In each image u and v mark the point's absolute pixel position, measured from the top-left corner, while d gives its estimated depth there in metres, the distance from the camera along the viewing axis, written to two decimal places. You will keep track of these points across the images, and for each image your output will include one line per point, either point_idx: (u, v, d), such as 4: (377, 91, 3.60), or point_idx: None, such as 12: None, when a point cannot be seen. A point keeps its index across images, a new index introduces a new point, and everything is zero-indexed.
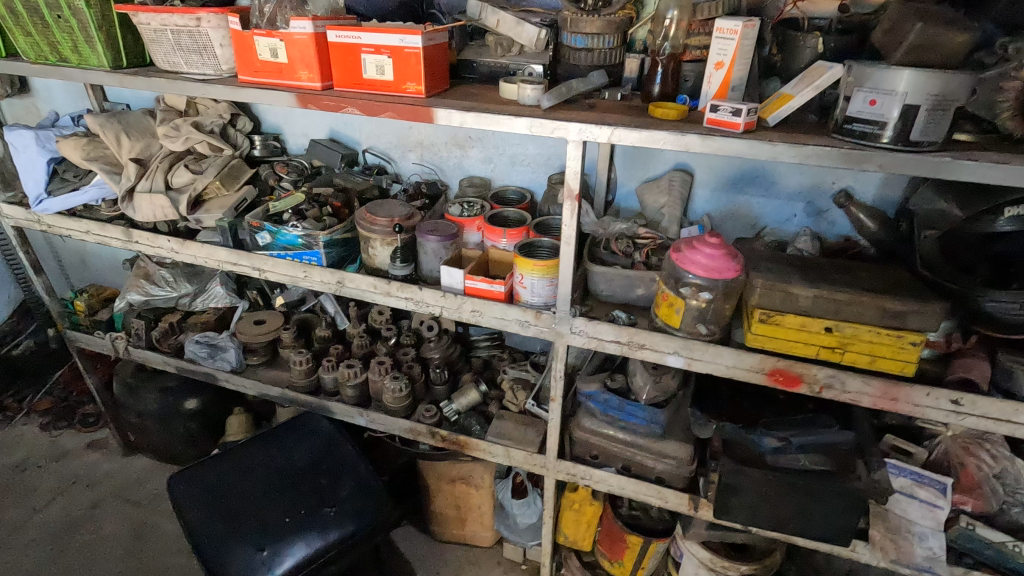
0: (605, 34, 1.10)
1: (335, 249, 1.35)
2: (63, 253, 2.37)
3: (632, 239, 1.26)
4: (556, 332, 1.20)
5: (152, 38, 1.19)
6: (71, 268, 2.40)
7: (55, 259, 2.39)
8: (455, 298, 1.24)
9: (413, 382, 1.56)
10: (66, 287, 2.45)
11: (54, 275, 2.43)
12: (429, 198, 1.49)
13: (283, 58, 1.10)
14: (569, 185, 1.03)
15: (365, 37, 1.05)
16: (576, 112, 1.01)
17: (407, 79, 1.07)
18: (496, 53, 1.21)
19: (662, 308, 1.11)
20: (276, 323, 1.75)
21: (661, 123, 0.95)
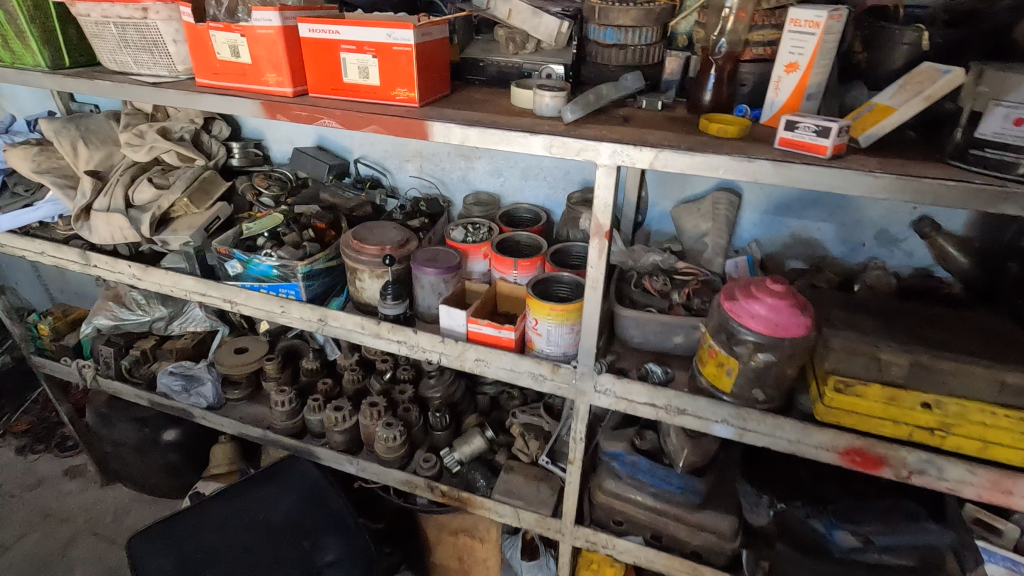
0: (642, 27, 0.89)
1: (317, 280, 1.15)
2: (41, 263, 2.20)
3: (668, 276, 1.05)
4: (578, 389, 0.99)
5: (95, 33, 1.00)
6: (49, 279, 2.24)
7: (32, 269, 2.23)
8: (456, 345, 1.04)
9: (410, 427, 1.36)
10: (44, 299, 2.28)
11: (31, 287, 2.26)
12: (428, 217, 1.30)
13: (246, 57, 0.90)
14: (598, 221, 0.81)
15: (345, 31, 0.85)
16: (607, 127, 0.80)
17: (396, 83, 0.86)
18: (507, 50, 0.99)
19: (708, 366, 0.91)
20: (259, 352, 1.55)
21: (718, 143, 0.74)
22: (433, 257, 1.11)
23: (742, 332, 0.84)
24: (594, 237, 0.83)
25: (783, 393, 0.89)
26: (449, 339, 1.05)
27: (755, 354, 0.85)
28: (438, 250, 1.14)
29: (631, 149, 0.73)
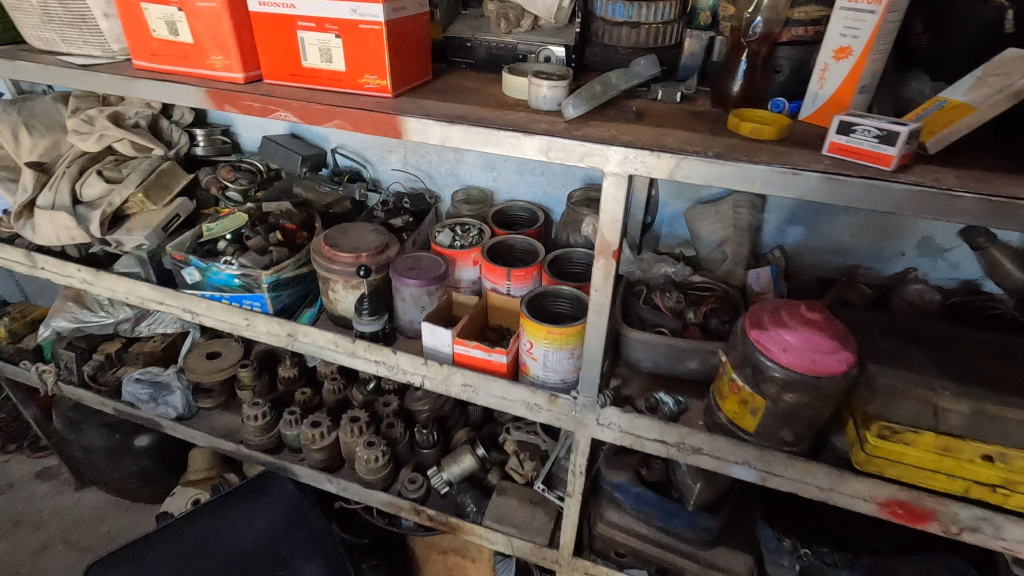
0: (659, 2, 0.74)
1: (285, 290, 1.02)
2: None
3: (682, 290, 0.92)
4: (578, 422, 0.87)
5: (15, 5, 0.85)
6: None
7: None
8: (441, 368, 0.92)
9: (394, 445, 1.25)
10: None
11: None
12: (413, 216, 1.16)
13: (186, 36, 0.76)
14: (603, 237, 0.67)
15: (302, 5, 0.70)
16: (617, 125, 0.66)
17: (365, 69, 0.72)
18: (499, 29, 0.84)
19: (728, 401, 0.79)
20: (233, 358, 1.44)
21: (753, 147, 0.60)
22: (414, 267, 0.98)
23: (767, 367, 0.72)
24: (599, 256, 0.69)
25: (815, 433, 0.77)
26: (432, 360, 0.94)
27: (784, 392, 0.73)
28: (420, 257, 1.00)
29: (648, 154, 0.60)
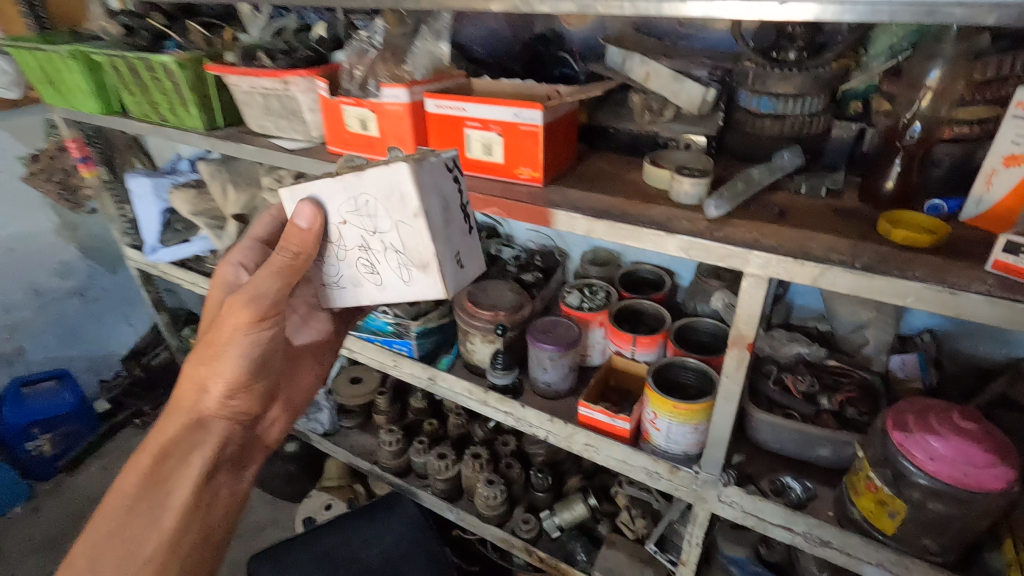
0: (806, 95, 0.77)
1: (428, 338, 1.14)
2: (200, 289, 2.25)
3: (816, 374, 0.90)
4: (698, 495, 0.89)
5: (244, 100, 1.04)
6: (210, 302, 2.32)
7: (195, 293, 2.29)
8: (566, 426, 0.99)
9: (511, 484, 1.33)
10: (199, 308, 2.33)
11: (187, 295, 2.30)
12: (543, 271, 1.25)
13: (374, 131, 0.89)
14: (738, 330, 0.70)
15: (472, 108, 0.81)
16: (759, 225, 0.68)
17: (521, 162, 0.82)
18: (643, 118, 0.89)
19: (864, 498, 0.76)
20: (372, 385, 1.60)
21: (904, 259, 0.60)
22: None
23: (907, 470, 0.70)
24: (733, 347, 0.72)
25: (964, 546, 0.72)
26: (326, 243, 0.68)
27: (927, 502, 0.70)
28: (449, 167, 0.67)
29: (790, 263, 0.62)
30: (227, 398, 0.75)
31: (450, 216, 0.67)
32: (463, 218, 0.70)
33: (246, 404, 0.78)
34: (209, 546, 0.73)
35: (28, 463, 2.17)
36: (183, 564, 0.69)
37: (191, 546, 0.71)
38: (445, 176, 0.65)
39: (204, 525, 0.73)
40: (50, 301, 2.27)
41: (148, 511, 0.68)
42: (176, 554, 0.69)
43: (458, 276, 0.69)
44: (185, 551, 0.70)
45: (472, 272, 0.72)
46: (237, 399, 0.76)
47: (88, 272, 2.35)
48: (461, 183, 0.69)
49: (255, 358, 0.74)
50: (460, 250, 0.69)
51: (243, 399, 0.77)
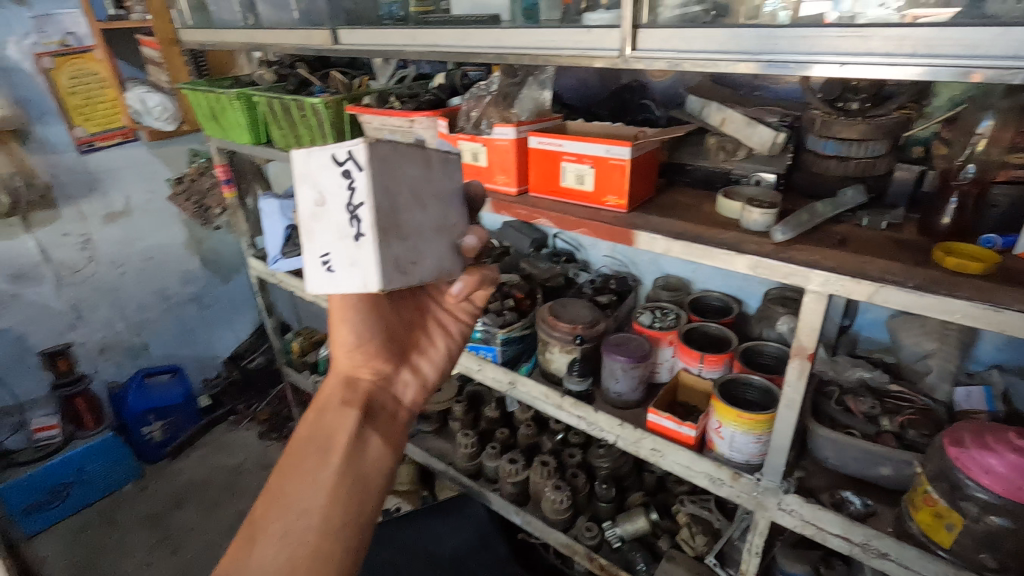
0: (870, 140, 0.86)
1: (511, 346, 1.28)
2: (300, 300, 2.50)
3: (878, 398, 0.96)
4: (759, 503, 0.95)
5: (373, 135, 1.22)
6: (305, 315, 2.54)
7: (292, 306, 2.53)
8: (635, 431, 1.08)
9: (576, 493, 1.41)
10: (294, 318, 2.57)
11: (285, 306, 2.56)
12: (617, 294, 1.36)
13: (483, 161, 1.06)
14: (800, 341, 0.79)
15: (568, 145, 0.96)
16: (821, 250, 0.78)
17: (608, 191, 0.96)
18: (717, 157, 1.01)
19: (921, 513, 0.81)
20: (450, 393, 1.75)
21: (952, 282, 0.68)
22: (395, 164, 0.61)
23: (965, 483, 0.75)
24: (795, 357, 0.81)
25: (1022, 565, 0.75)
26: None
27: (986, 515, 0.74)
28: (345, 162, 0.59)
29: (847, 281, 0.71)
30: (358, 355, 0.82)
31: (324, 211, 0.62)
32: (346, 219, 0.61)
33: (376, 360, 0.83)
34: (376, 485, 0.73)
35: (142, 446, 2.45)
36: (350, 493, 0.70)
37: (357, 479, 0.71)
38: (330, 170, 0.60)
39: (363, 470, 0.73)
40: (174, 304, 2.60)
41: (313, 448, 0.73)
42: (342, 483, 0.70)
43: (324, 278, 0.65)
44: (351, 482, 0.70)
45: (342, 284, 0.64)
46: (365, 356, 0.82)
47: (206, 281, 2.68)
48: (353, 183, 0.59)
49: (367, 312, 0.81)
50: (329, 251, 0.63)
51: (369, 355, 0.82)
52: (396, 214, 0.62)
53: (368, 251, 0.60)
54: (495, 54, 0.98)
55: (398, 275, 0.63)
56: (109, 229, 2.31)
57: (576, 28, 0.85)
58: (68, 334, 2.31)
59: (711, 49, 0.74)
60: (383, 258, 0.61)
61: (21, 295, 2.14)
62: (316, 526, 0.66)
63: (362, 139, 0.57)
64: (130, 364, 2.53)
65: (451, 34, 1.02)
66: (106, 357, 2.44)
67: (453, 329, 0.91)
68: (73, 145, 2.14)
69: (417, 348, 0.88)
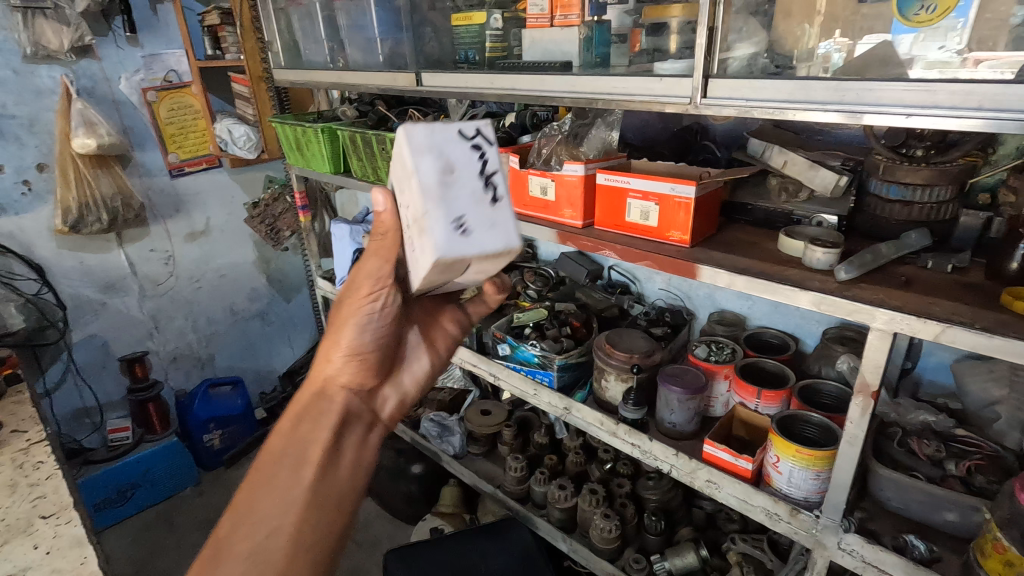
0: (935, 186, 0.88)
1: (567, 372, 1.32)
2: None
3: (943, 441, 0.95)
4: (817, 541, 0.95)
5: None
6: None
7: None
8: (690, 461, 1.10)
9: (625, 523, 1.42)
10: None
11: None
12: (672, 327, 1.39)
13: (551, 196, 1.13)
14: (864, 378, 0.81)
15: (635, 182, 1.02)
16: (885, 289, 0.81)
17: (672, 227, 1.01)
18: (778, 198, 1.05)
19: (991, 560, 0.80)
20: (500, 417, 1.79)
21: (1021, 325, 0.70)
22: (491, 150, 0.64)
23: None
24: (858, 395, 0.82)
25: None
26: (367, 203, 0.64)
27: None
28: (476, 133, 0.57)
29: (914, 321, 0.73)
30: (350, 366, 0.72)
31: (449, 174, 0.55)
32: (482, 183, 0.56)
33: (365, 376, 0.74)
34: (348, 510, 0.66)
35: (202, 453, 2.59)
36: (323, 518, 0.63)
37: (332, 504, 0.64)
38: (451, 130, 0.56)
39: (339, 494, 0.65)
40: (240, 319, 2.76)
41: (286, 463, 0.65)
42: (317, 506, 0.63)
43: (458, 245, 0.54)
44: (326, 506, 0.64)
45: (484, 248, 0.55)
46: (358, 370, 0.73)
47: (270, 299, 2.84)
48: (487, 154, 0.57)
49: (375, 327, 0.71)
50: (464, 214, 0.54)
51: (366, 367, 0.73)
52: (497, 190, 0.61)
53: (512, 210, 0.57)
54: (569, 98, 1.06)
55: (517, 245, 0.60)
56: (190, 247, 2.50)
57: (648, 77, 0.93)
58: (146, 342, 2.47)
59: (778, 99, 0.79)
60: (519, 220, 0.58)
61: (108, 304, 2.32)
62: (287, 552, 0.59)
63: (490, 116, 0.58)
64: (197, 374, 2.69)
65: (529, 79, 1.11)
66: (176, 366, 2.61)
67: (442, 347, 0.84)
68: (166, 170, 2.35)
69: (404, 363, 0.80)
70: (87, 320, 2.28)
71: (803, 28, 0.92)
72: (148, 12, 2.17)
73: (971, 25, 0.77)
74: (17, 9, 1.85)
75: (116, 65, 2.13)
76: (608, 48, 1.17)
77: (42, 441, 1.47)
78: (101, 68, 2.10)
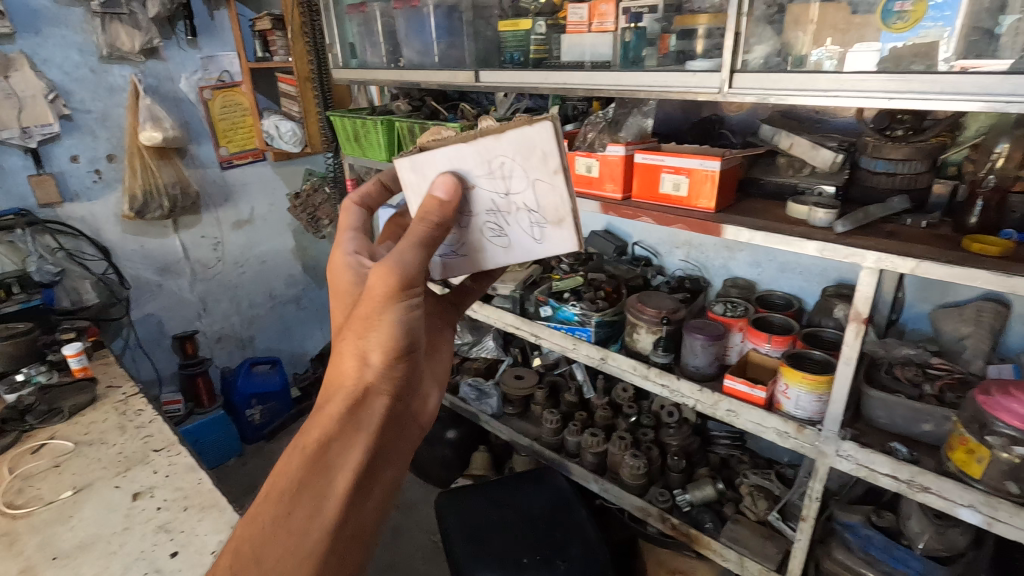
0: (913, 160, 1.11)
1: (603, 328, 1.53)
2: None
3: (921, 368, 1.16)
4: (820, 451, 1.16)
5: None
6: None
7: None
8: (713, 395, 1.31)
9: (651, 463, 1.63)
10: None
11: None
12: (691, 292, 1.61)
13: (595, 173, 1.35)
14: (857, 308, 1.02)
15: (668, 160, 1.24)
16: (872, 238, 1.03)
17: (701, 196, 1.22)
18: (787, 172, 1.28)
19: (957, 452, 1.02)
20: (533, 381, 2.00)
21: (979, 260, 0.92)
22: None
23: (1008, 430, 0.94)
24: (852, 322, 1.04)
25: None
26: (442, 195, 0.71)
27: (1012, 446, 0.94)
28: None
29: (896, 259, 0.95)
30: (389, 373, 0.66)
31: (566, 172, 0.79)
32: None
33: (406, 384, 0.68)
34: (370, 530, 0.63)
35: (245, 426, 2.77)
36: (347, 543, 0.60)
37: (354, 529, 0.61)
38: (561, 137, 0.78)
39: (362, 514, 0.62)
40: (278, 302, 2.96)
41: (316, 482, 0.60)
42: (342, 526, 0.60)
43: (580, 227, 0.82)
44: (348, 526, 0.60)
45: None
46: (394, 371, 0.66)
47: (306, 285, 3.05)
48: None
49: (413, 334, 0.67)
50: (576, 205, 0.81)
51: (403, 376, 0.67)
52: None
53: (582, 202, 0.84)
54: (615, 91, 1.28)
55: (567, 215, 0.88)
56: (236, 234, 2.70)
57: (684, 73, 1.15)
58: (196, 322, 2.67)
59: (791, 87, 1.02)
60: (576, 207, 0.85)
61: (164, 285, 2.51)
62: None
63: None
64: (239, 354, 2.88)
65: (579, 76, 1.33)
66: (221, 345, 2.80)
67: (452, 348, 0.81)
68: (217, 162, 2.55)
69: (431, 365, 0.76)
70: (145, 300, 2.47)
71: (798, 35, 1.12)
72: (206, 17, 2.38)
73: (955, 35, 0.92)
74: (98, 15, 2.06)
75: (178, 65, 2.34)
76: (644, 51, 1.38)
77: (137, 394, 1.67)
78: (165, 68, 2.30)
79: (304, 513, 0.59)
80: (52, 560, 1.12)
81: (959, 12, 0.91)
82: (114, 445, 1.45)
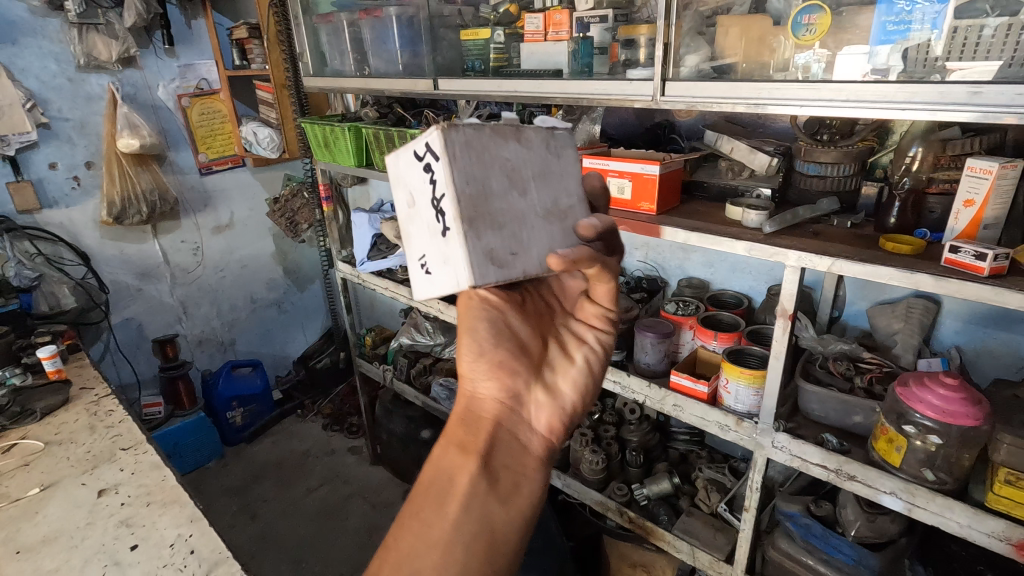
0: (842, 163, 1.15)
1: None
2: (379, 304, 2.97)
3: (853, 362, 1.22)
4: (758, 443, 1.21)
5: None
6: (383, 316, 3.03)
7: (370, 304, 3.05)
8: (660, 390, 1.36)
9: (610, 459, 1.67)
10: (373, 319, 3.07)
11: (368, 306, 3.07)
12: (647, 292, 1.66)
13: None
14: (783, 305, 1.07)
15: (613, 164, 1.28)
16: (797, 238, 1.08)
17: (643, 199, 1.27)
18: (727, 175, 1.33)
19: (880, 441, 1.07)
20: None
21: (890, 258, 0.97)
22: (473, 152, 0.66)
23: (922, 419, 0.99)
24: (780, 317, 1.09)
25: (958, 477, 1.00)
26: None
27: (926, 435, 1.00)
28: (423, 160, 0.69)
29: (813, 257, 1.00)
30: (486, 372, 0.78)
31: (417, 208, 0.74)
32: (433, 215, 0.69)
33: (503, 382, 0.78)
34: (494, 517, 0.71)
35: (226, 428, 2.81)
36: (471, 523, 0.70)
37: (478, 513, 0.71)
38: (415, 167, 0.71)
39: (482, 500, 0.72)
40: (259, 306, 3.01)
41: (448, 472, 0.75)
42: (469, 506, 0.71)
43: (427, 277, 0.75)
44: (474, 509, 0.71)
45: (436, 283, 0.72)
46: (492, 367, 0.78)
47: (287, 289, 3.09)
48: (432, 174, 0.67)
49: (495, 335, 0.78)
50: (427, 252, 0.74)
51: (499, 374, 0.78)
52: (488, 202, 0.67)
53: (454, 243, 0.65)
54: (561, 98, 1.34)
55: (488, 264, 0.66)
56: (216, 239, 2.74)
57: (623, 81, 1.20)
58: (176, 326, 2.71)
59: (717, 95, 1.07)
60: (468, 253, 0.65)
61: (144, 290, 2.55)
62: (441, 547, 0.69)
63: (433, 130, 0.63)
64: (220, 357, 2.92)
65: (529, 84, 1.38)
66: (201, 348, 2.84)
67: (589, 338, 0.82)
68: (196, 168, 2.59)
69: (553, 363, 0.81)
70: (124, 304, 2.51)
71: (780, 41, 1.11)
72: (182, 26, 2.44)
73: (944, 38, 0.90)
74: (74, 25, 2.11)
75: (156, 74, 2.39)
76: (592, 59, 1.43)
77: (109, 395, 1.71)
78: (143, 77, 2.35)
79: (442, 497, 0.73)
80: (14, 554, 1.15)
81: (946, 12, 0.89)
82: (82, 444, 1.48)
